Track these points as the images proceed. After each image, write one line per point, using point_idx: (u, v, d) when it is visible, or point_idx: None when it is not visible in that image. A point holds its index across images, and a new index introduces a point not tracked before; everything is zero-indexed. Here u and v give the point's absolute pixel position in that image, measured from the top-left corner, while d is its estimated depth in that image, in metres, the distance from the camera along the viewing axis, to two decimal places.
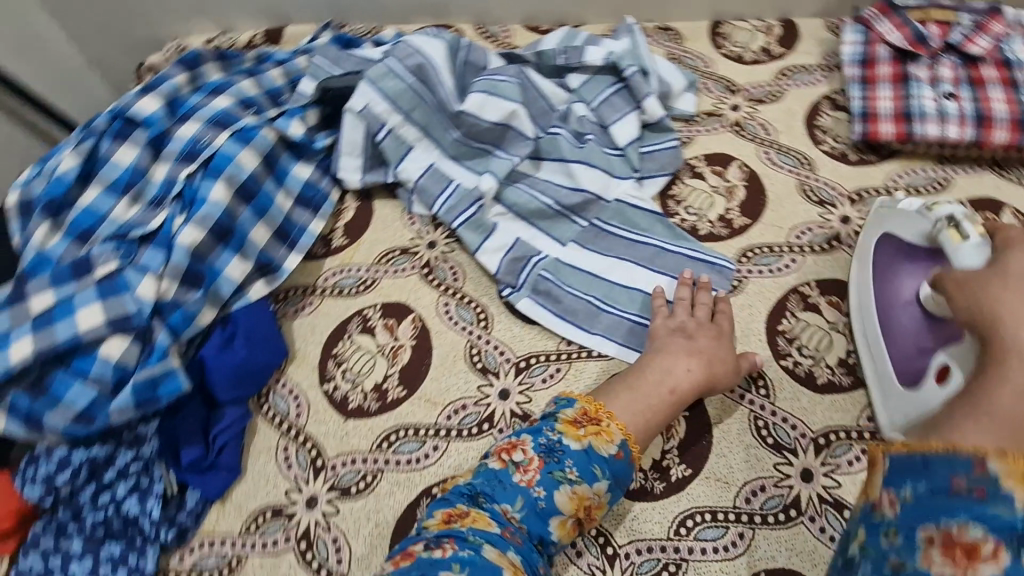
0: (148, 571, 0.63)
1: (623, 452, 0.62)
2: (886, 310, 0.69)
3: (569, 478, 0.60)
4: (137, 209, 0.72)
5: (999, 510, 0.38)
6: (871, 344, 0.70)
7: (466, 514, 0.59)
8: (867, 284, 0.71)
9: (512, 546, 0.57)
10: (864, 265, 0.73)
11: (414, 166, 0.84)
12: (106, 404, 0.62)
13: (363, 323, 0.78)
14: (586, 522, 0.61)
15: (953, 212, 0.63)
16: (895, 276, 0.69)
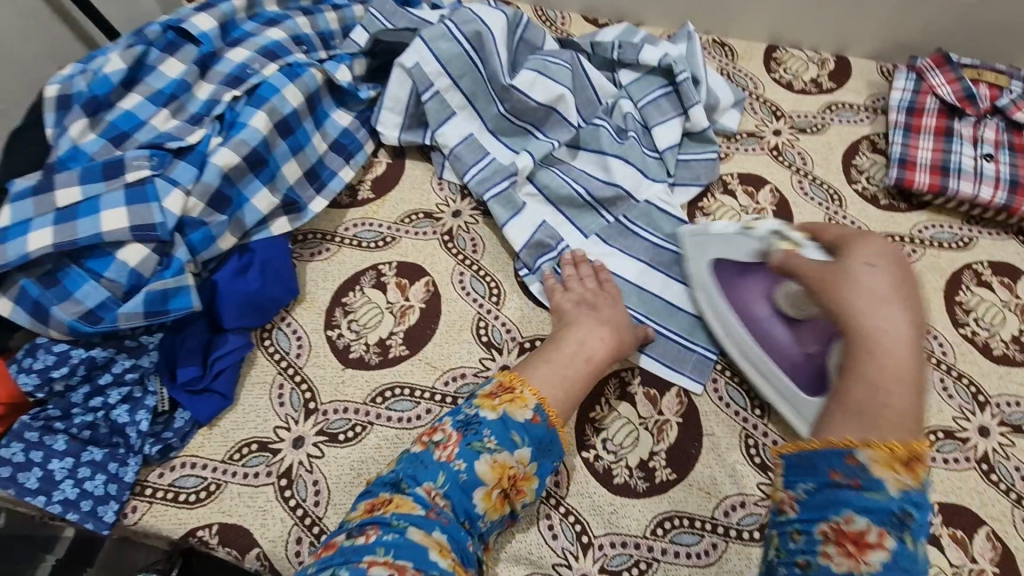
0: (127, 481, 0.63)
1: (540, 417, 0.62)
2: (760, 328, 0.70)
3: (488, 447, 0.59)
4: (175, 123, 0.72)
5: (872, 496, 0.49)
6: (758, 367, 0.70)
7: (389, 500, 0.57)
8: (728, 310, 0.72)
9: (438, 525, 0.55)
10: (711, 291, 0.74)
11: (454, 132, 0.84)
12: (115, 307, 0.62)
13: (376, 278, 0.78)
14: (513, 493, 0.60)
15: (771, 226, 0.67)
16: (753, 294, 0.71)
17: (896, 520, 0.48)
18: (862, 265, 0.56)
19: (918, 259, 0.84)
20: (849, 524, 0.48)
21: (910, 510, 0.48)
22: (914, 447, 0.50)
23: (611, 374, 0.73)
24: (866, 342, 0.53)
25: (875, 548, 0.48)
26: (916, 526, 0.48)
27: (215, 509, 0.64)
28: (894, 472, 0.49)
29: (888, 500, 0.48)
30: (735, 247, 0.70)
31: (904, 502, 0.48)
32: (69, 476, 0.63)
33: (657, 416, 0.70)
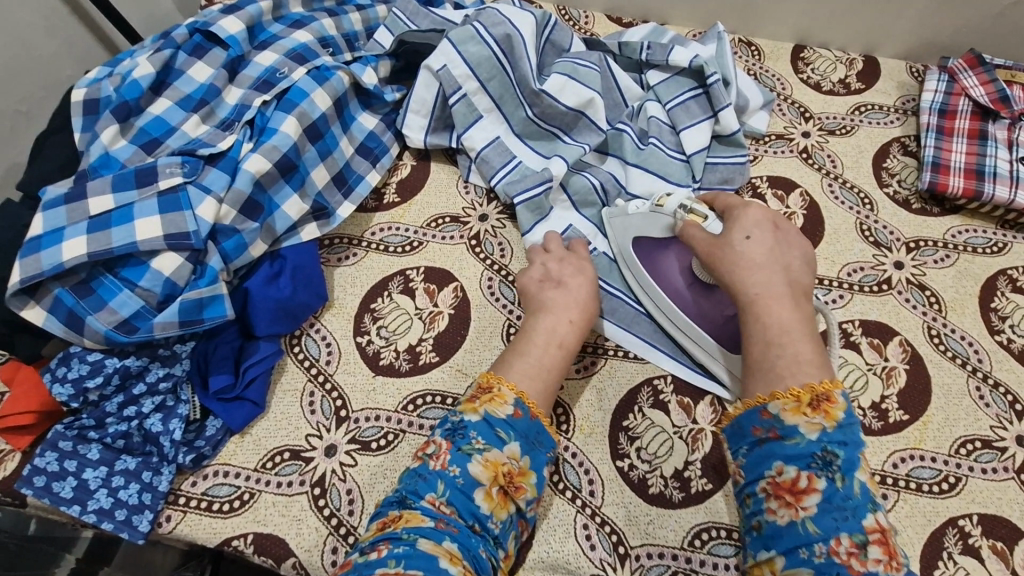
0: (161, 490, 0.63)
1: (521, 410, 0.62)
2: (681, 299, 0.72)
3: (477, 447, 0.59)
4: (206, 129, 0.71)
5: (792, 442, 0.53)
6: (683, 330, 0.72)
7: (398, 516, 0.56)
8: (652, 284, 0.74)
9: (448, 536, 0.55)
10: (637, 268, 0.76)
11: (480, 135, 0.83)
12: (150, 317, 0.61)
13: (404, 283, 0.77)
14: (513, 490, 0.59)
15: (679, 200, 0.70)
16: (669, 266, 0.73)
17: (820, 460, 0.52)
18: (741, 236, 0.63)
19: (952, 264, 0.83)
20: (781, 475, 0.53)
21: (834, 449, 0.52)
22: (818, 386, 0.54)
23: (644, 383, 0.72)
24: (751, 306, 0.60)
25: (811, 492, 0.51)
26: (844, 464, 0.52)
27: (250, 518, 0.63)
28: (804, 416, 0.53)
29: (808, 442, 0.53)
30: (650, 225, 0.74)
31: (823, 442, 0.53)
32: (103, 485, 0.62)
33: (692, 426, 0.70)
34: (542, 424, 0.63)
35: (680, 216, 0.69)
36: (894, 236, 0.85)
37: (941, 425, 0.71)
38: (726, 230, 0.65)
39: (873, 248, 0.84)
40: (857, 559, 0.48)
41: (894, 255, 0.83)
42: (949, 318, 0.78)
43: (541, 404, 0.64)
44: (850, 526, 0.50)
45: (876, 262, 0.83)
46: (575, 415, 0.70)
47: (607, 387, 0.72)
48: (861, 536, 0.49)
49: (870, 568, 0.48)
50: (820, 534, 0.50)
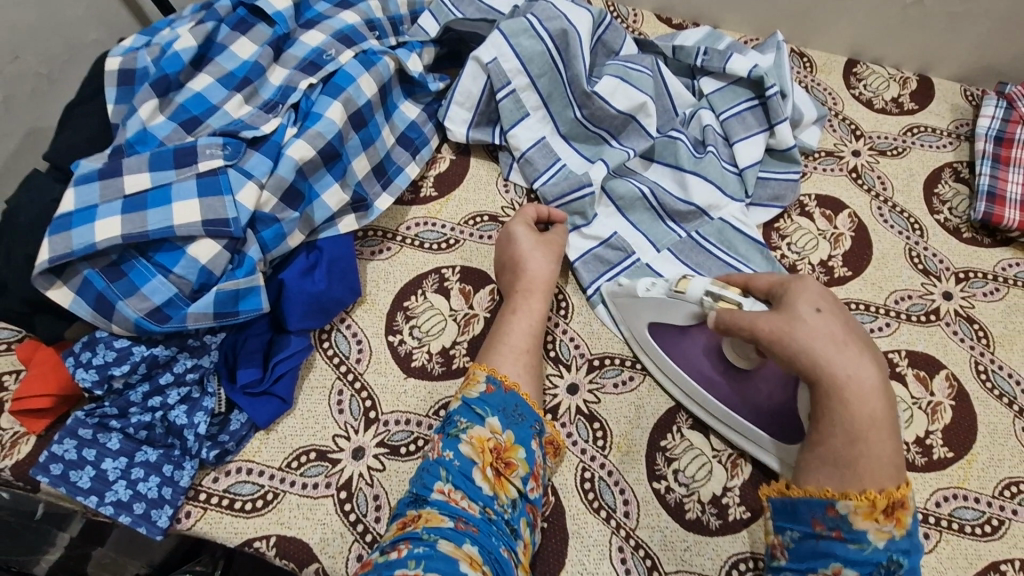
0: (182, 485, 0.60)
1: (494, 385, 0.62)
2: (717, 388, 0.65)
3: (462, 428, 0.59)
4: (248, 109, 0.68)
5: (852, 544, 0.52)
6: (719, 415, 0.66)
7: (417, 516, 0.54)
8: (680, 375, 0.67)
9: (468, 537, 0.53)
10: (659, 358, 0.69)
11: (527, 134, 0.80)
12: (183, 306, 0.58)
13: (439, 282, 0.74)
14: (505, 469, 0.58)
15: (703, 286, 0.62)
16: (696, 353, 0.66)
17: (882, 568, 0.52)
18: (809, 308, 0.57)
19: (1002, 297, 0.80)
20: (837, 572, 0.52)
21: (896, 557, 0.52)
22: (891, 491, 0.52)
23: (683, 403, 0.70)
24: (837, 390, 0.53)
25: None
26: (907, 572, 0.51)
27: (273, 520, 0.61)
28: (875, 523, 0.52)
29: (874, 548, 0.52)
30: (670, 312, 0.65)
31: (889, 550, 0.52)
32: (122, 476, 0.60)
33: (731, 450, 0.67)
34: (518, 397, 0.62)
35: (709, 305, 0.61)
36: (943, 265, 0.82)
37: (986, 464, 0.69)
38: (792, 300, 0.58)
39: (921, 275, 0.81)
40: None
41: (943, 285, 0.81)
42: (997, 354, 0.76)
43: (518, 378, 0.64)
44: None
45: (924, 291, 0.80)
46: (612, 431, 0.68)
47: (645, 405, 0.69)
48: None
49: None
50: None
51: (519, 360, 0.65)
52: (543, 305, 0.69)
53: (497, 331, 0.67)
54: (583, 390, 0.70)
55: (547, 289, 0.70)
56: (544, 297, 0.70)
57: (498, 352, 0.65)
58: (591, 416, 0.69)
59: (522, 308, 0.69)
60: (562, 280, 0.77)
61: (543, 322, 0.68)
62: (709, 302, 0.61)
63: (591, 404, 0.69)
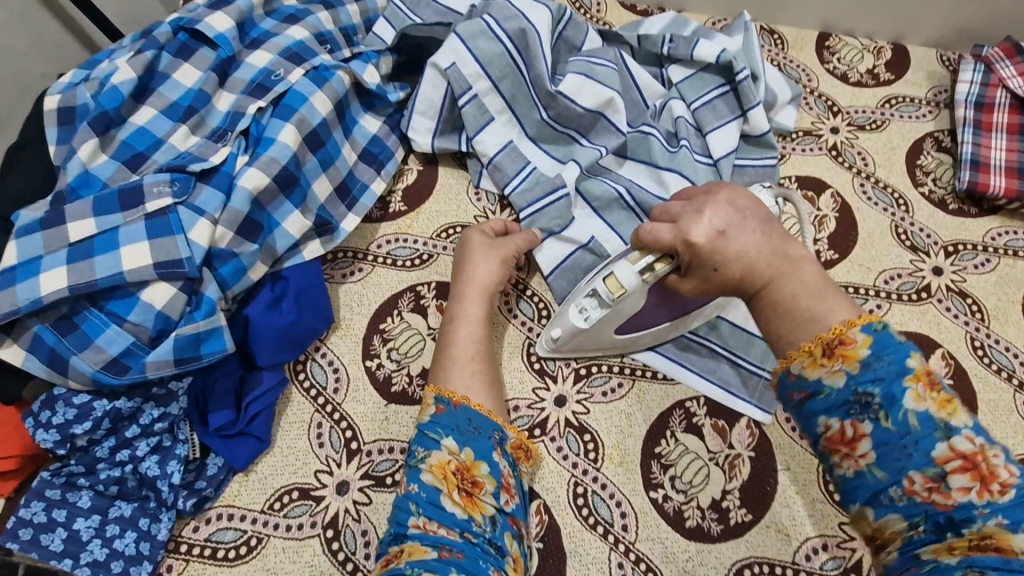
0: (160, 539, 0.58)
1: (443, 405, 0.60)
2: (665, 316, 0.65)
3: (420, 458, 0.57)
4: (196, 140, 0.65)
5: (824, 395, 0.41)
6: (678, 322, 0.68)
7: (399, 551, 0.51)
8: (642, 334, 0.67)
9: (454, 565, 0.49)
10: (621, 340, 0.67)
11: (493, 139, 0.77)
12: (142, 354, 0.56)
13: (415, 301, 0.72)
14: (472, 488, 0.56)
15: (630, 271, 0.55)
16: (645, 318, 0.64)
17: (858, 404, 0.40)
18: (711, 239, 0.48)
19: (993, 269, 0.78)
20: (826, 429, 0.42)
21: (867, 388, 0.40)
22: (830, 333, 0.42)
23: (676, 405, 0.67)
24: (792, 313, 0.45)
25: (860, 438, 0.40)
26: (886, 401, 0.40)
27: (259, 566, 0.59)
28: (824, 367, 0.42)
29: (837, 391, 0.41)
30: (621, 308, 0.60)
31: (854, 385, 0.40)
32: (97, 535, 0.57)
33: (728, 451, 0.65)
34: (471, 410, 0.60)
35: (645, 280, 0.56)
36: (931, 239, 0.80)
37: None
38: (715, 250, 0.48)
39: (910, 252, 0.79)
40: (940, 493, 0.38)
41: (932, 260, 0.79)
42: (992, 328, 0.75)
43: (467, 390, 0.62)
44: (917, 461, 0.39)
45: (914, 268, 0.78)
46: (603, 442, 0.66)
47: (636, 412, 0.67)
48: (934, 469, 0.38)
49: (958, 501, 0.38)
50: (890, 478, 0.39)
51: (465, 370, 0.63)
52: (481, 309, 0.67)
53: (440, 344, 0.66)
54: (572, 401, 0.68)
55: (482, 292, 0.68)
56: (481, 300, 0.67)
57: (441, 367, 0.63)
58: (581, 427, 0.67)
59: (459, 314, 0.67)
60: (527, 275, 0.75)
61: (486, 326, 0.67)
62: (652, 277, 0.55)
63: (580, 415, 0.67)
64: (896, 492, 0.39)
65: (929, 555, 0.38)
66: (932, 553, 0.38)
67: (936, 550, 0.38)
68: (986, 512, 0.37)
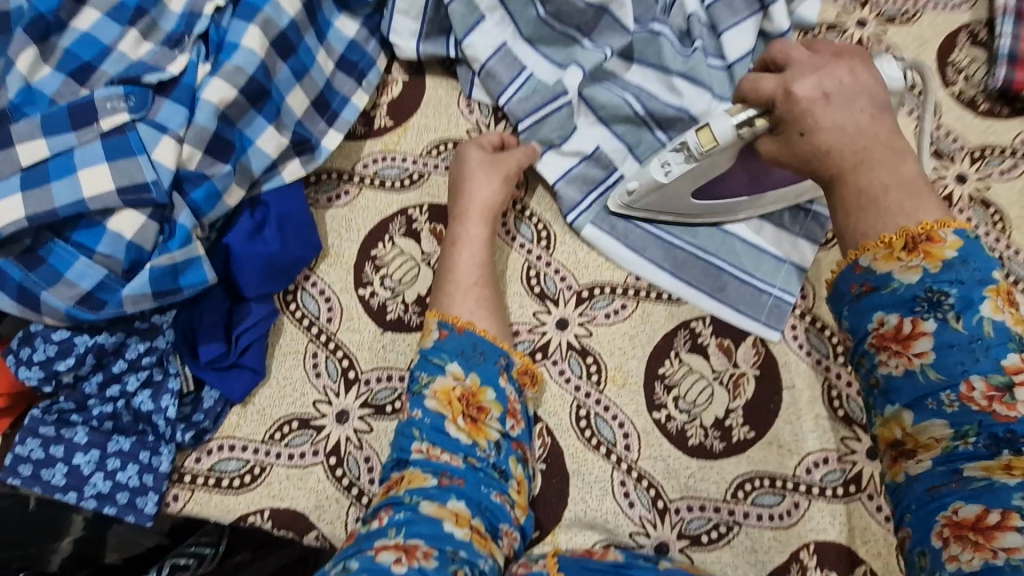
0: (163, 471, 0.58)
1: (447, 330, 0.59)
2: (742, 188, 0.63)
3: (423, 383, 0.56)
4: (149, 47, 0.57)
5: (891, 288, 0.41)
6: (755, 203, 0.65)
7: (400, 478, 0.53)
8: (717, 203, 0.64)
9: (454, 493, 0.51)
10: (694, 206, 0.64)
11: (484, 42, 0.69)
12: (117, 288, 0.53)
13: (407, 225, 0.67)
14: (478, 414, 0.55)
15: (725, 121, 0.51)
16: (726, 182, 0.62)
17: (926, 302, 0.40)
18: (813, 98, 0.45)
19: (1020, 175, 0.73)
20: (881, 325, 0.41)
21: (943, 287, 0.40)
22: (919, 228, 0.41)
23: (681, 326, 0.65)
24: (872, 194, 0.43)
25: (918, 337, 0.40)
26: (958, 303, 0.39)
27: (264, 494, 0.59)
28: (900, 261, 0.41)
29: (906, 287, 0.41)
30: (701, 169, 0.57)
31: (926, 283, 0.40)
32: (98, 469, 0.57)
33: (733, 370, 0.64)
34: (476, 335, 0.58)
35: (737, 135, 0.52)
36: (957, 144, 0.75)
37: None
38: (810, 113, 0.45)
39: (933, 160, 0.74)
40: (1002, 404, 0.38)
41: (956, 167, 0.74)
42: (1012, 238, 0.71)
43: (473, 316, 0.60)
44: (983, 368, 0.38)
45: (936, 177, 0.74)
46: (606, 365, 0.64)
47: (639, 334, 0.65)
48: (1002, 377, 0.38)
49: (1021, 413, 0.38)
50: (946, 380, 0.39)
51: (468, 296, 0.60)
52: (485, 231, 0.64)
53: (440, 267, 0.63)
54: (574, 325, 0.66)
55: (485, 212, 0.63)
56: (484, 221, 0.63)
57: (444, 293, 0.61)
58: (583, 351, 0.65)
59: (460, 237, 0.63)
60: (526, 194, 0.70)
61: (488, 250, 0.63)
62: (749, 134, 0.51)
63: (583, 338, 0.65)
64: (949, 398, 0.39)
65: (978, 472, 0.38)
66: (981, 470, 0.38)
67: (988, 469, 0.38)
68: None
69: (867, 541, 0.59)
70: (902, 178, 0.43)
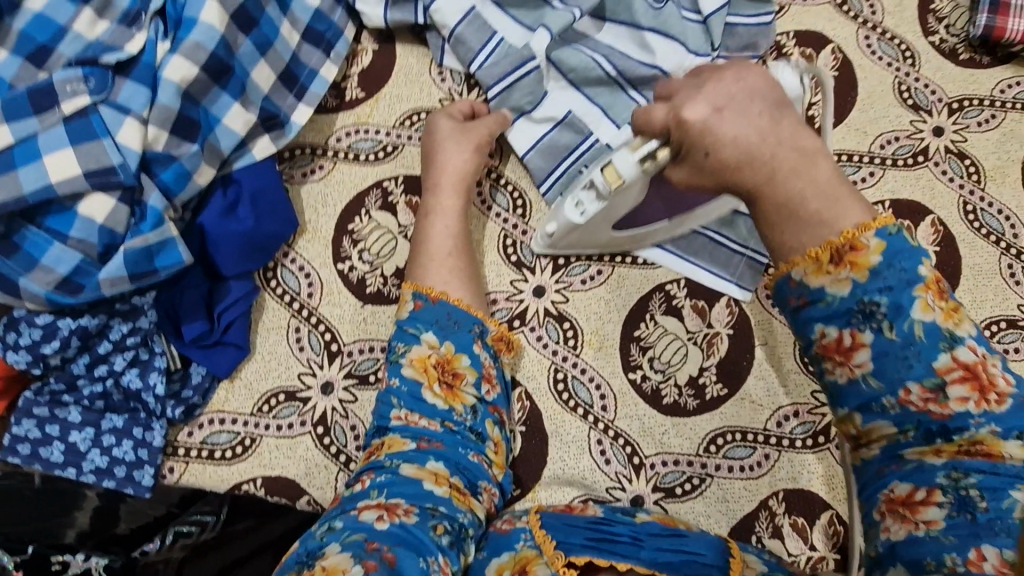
0: (157, 445, 0.60)
1: (422, 301, 0.60)
2: (655, 216, 0.61)
3: (400, 353, 0.58)
4: (106, 25, 0.56)
5: (826, 301, 0.42)
6: (671, 226, 0.64)
7: (381, 444, 0.55)
8: (636, 230, 0.63)
9: (433, 455, 0.54)
10: (612, 236, 0.62)
11: (452, 7, 0.67)
12: (93, 271, 0.54)
13: (383, 198, 0.68)
14: (453, 380, 0.57)
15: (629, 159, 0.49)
16: (639, 212, 0.60)
17: (860, 314, 0.41)
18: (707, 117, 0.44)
19: (998, 125, 0.73)
20: (823, 336, 0.42)
21: (873, 297, 0.41)
22: (840, 238, 0.41)
23: (655, 289, 0.66)
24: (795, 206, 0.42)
25: (858, 348, 0.42)
26: (889, 310, 0.40)
27: (256, 463, 0.62)
28: (829, 274, 0.41)
29: (839, 299, 0.41)
30: (614, 204, 0.55)
31: (859, 295, 0.41)
32: (94, 446, 0.59)
33: (707, 330, 0.65)
34: (450, 305, 0.60)
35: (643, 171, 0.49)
36: (936, 96, 0.74)
37: (969, 306, 0.69)
38: (707, 130, 0.44)
39: (910, 113, 0.74)
40: (937, 403, 0.40)
41: (934, 119, 0.73)
42: (987, 190, 0.71)
43: (446, 286, 0.61)
44: (917, 372, 0.40)
45: (913, 130, 0.73)
46: (582, 329, 0.66)
47: (615, 298, 0.66)
48: (934, 379, 0.40)
49: (955, 409, 0.40)
50: (886, 387, 0.41)
51: (443, 266, 0.61)
52: (459, 201, 0.64)
53: (417, 239, 0.63)
54: (551, 292, 0.67)
55: (456, 183, 0.64)
56: (458, 192, 0.64)
57: (419, 264, 0.61)
58: (560, 316, 0.66)
59: (434, 209, 0.64)
60: (500, 162, 0.70)
61: (463, 220, 0.64)
62: (652, 167, 0.49)
63: (559, 304, 0.67)
64: (889, 401, 0.41)
65: (913, 455, 0.41)
66: (917, 454, 0.41)
67: (921, 451, 0.41)
68: (981, 420, 0.40)
69: (834, 487, 0.62)
70: (818, 186, 0.42)
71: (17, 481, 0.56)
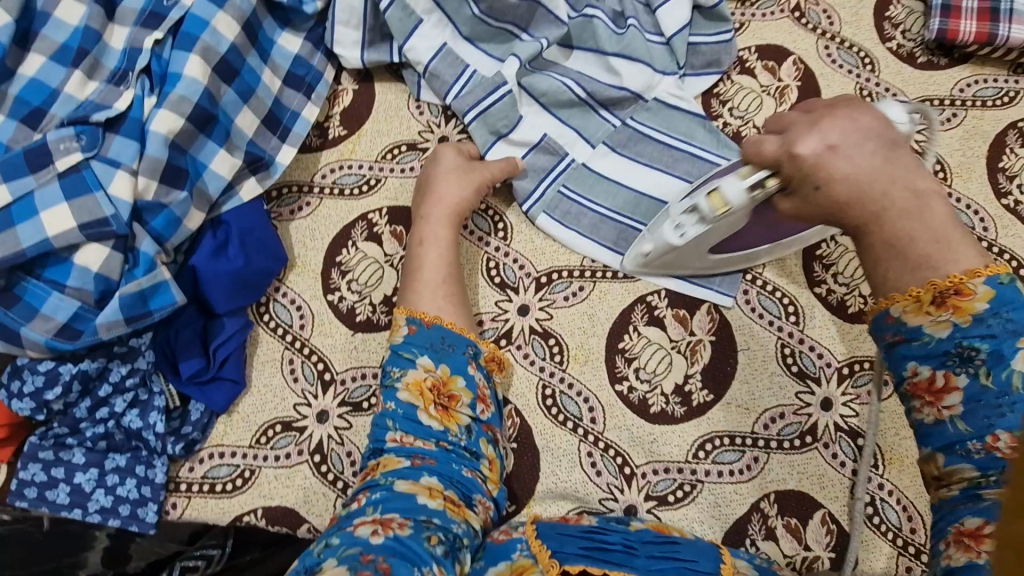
0: (158, 482, 0.62)
1: (416, 325, 0.62)
2: (757, 240, 0.62)
3: (395, 377, 0.60)
4: (95, 85, 0.60)
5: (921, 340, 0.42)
6: (772, 249, 0.65)
7: (376, 465, 0.57)
8: (735, 253, 0.63)
9: (426, 471, 0.56)
10: (709, 259, 0.63)
11: (424, 44, 0.71)
12: (91, 317, 0.57)
13: (369, 229, 0.70)
14: (449, 402, 0.59)
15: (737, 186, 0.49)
16: (740, 237, 0.60)
17: (958, 357, 0.40)
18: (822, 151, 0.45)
19: (959, 123, 0.75)
20: (914, 375, 0.42)
21: (974, 342, 0.40)
22: (945, 281, 0.40)
23: (638, 300, 0.68)
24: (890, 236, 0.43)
25: (951, 391, 0.41)
26: (991, 359, 0.39)
27: (256, 494, 0.63)
28: (929, 315, 0.41)
29: (938, 341, 0.41)
30: (714, 232, 0.56)
31: (959, 338, 0.40)
32: (98, 486, 0.61)
33: (689, 338, 0.67)
34: (444, 328, 0.62)
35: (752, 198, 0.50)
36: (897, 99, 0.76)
37: None
38: (820, 166, 0.45)
39: None
40: None
41: None
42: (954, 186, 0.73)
43: (443, 313, 0.63)
44: (1010, 422, 0.39)
45: None
46: (567, 344, 0.68)
47: (597, 312, 0.68)
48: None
49: None
50: (973, 432, 0.40)
51: (427, 292, 0.63)
52: (448, 230, 0.66)
53: (407, 265, 0.66)
54: (535, 310, 0.69)
55: (447, 212, 0.66)
56: (449, 223, 0.66)
57: (411, 290, 0.64)
58: (545, 333, 0.68)
59: (429, 237, 0.66)
60: None
61: (450, 249, 0.66)
62: (761, 195, 0.49)
63: (544, 321, 0.68)
64: (976, 446, 0.40)
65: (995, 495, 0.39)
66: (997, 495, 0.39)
67: None
68: None
69: (824, 486, 0.63)
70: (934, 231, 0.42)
71: (28, 526, 0.55)
